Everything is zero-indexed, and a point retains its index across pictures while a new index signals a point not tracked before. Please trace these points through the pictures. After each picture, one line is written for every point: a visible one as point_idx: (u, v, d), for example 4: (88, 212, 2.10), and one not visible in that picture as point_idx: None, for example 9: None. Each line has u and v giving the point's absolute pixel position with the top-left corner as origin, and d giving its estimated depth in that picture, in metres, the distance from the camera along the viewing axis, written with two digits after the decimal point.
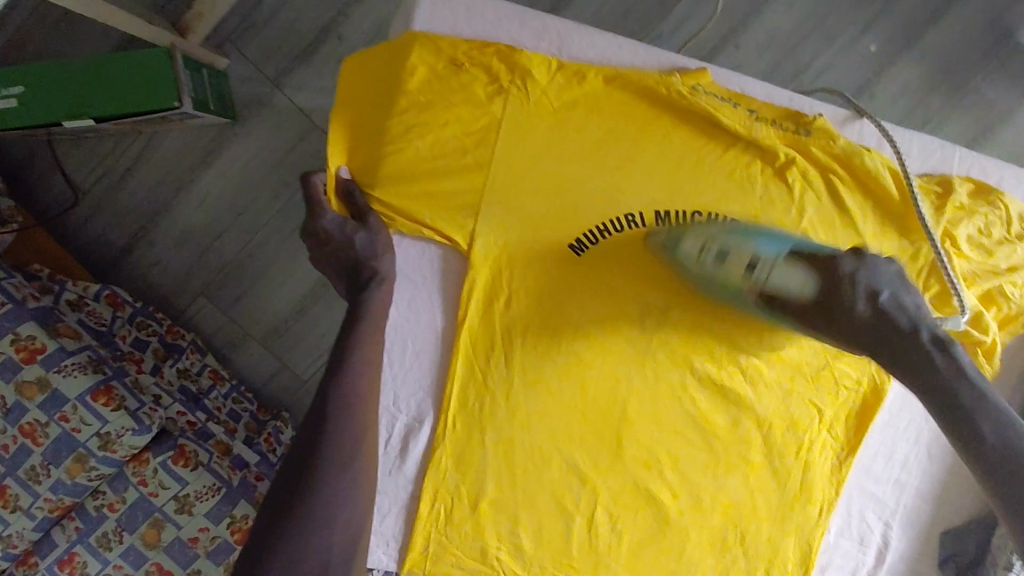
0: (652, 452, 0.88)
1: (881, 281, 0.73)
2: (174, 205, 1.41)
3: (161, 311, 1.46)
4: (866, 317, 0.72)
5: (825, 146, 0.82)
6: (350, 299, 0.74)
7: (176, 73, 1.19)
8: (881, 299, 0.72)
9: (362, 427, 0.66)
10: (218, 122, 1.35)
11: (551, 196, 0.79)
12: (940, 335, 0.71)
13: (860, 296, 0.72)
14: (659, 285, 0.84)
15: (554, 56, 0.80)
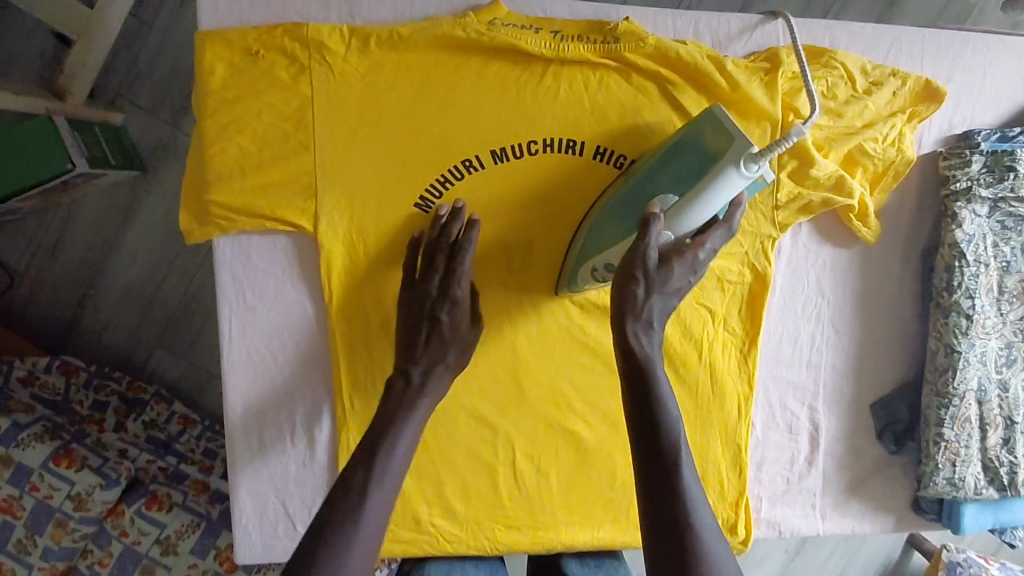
0: (556, 389, 0.89)
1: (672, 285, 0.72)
2: (110, 265, 1.39)
3: (119, 370, 1.41)
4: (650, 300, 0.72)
5: (638, 47, 0.79)
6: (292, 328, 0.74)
7: (62, 137, 1.16)
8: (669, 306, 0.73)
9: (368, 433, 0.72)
10: (128, 176, 1.33)
11: (384, 160, 0.80)
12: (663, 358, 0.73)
13: (659, 307, 0.72)
14: (516, 224, 0.84)
15: (347, 24, 0.78)
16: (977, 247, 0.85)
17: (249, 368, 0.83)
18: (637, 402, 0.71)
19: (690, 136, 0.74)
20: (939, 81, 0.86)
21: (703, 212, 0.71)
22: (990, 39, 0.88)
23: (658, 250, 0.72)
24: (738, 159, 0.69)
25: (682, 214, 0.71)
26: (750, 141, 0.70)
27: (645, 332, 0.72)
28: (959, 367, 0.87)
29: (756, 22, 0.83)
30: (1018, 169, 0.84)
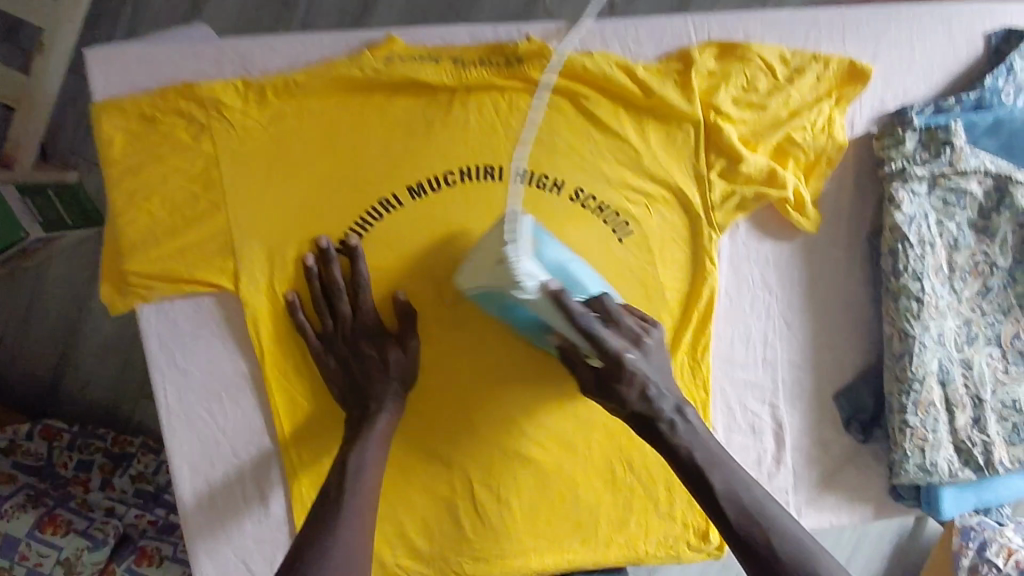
0: (507, 417, 0.87)
1: (649, 377, 0.75)
2: (81, 322, 1.36)
3: (105, 426, 1.35)
4: (632, 399, 0.76)
5: (542, 65, 0.78)
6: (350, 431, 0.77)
7: (11, 205, 1.12)
8: (649, 391, 0.75)
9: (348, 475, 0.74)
10: (89, 232, 1.30)
11: (296, 209, 0.77)
12: (682, 409, 0.76)
13: (634, 384, 0.75)
14: (444, 257, 0.80)
15: (241, 75, 0.76)
16: (919, 227, 0.81)
17: (191, 431, 0.82)
18: (738, 545, 0.71)
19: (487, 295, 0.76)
20: (864, 60, 0.83)
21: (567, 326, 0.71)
22: (917, 9, 0.85)
23: (603, 368, 0.75)
24: (520, 295, 0.68)
25: (569, 333, 0.73)
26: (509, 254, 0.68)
27: (644, 398, 0.75)
28: (916, 352, 0.84)
29: (664, 22, 0.80)
30: (954, 143, 0.80)
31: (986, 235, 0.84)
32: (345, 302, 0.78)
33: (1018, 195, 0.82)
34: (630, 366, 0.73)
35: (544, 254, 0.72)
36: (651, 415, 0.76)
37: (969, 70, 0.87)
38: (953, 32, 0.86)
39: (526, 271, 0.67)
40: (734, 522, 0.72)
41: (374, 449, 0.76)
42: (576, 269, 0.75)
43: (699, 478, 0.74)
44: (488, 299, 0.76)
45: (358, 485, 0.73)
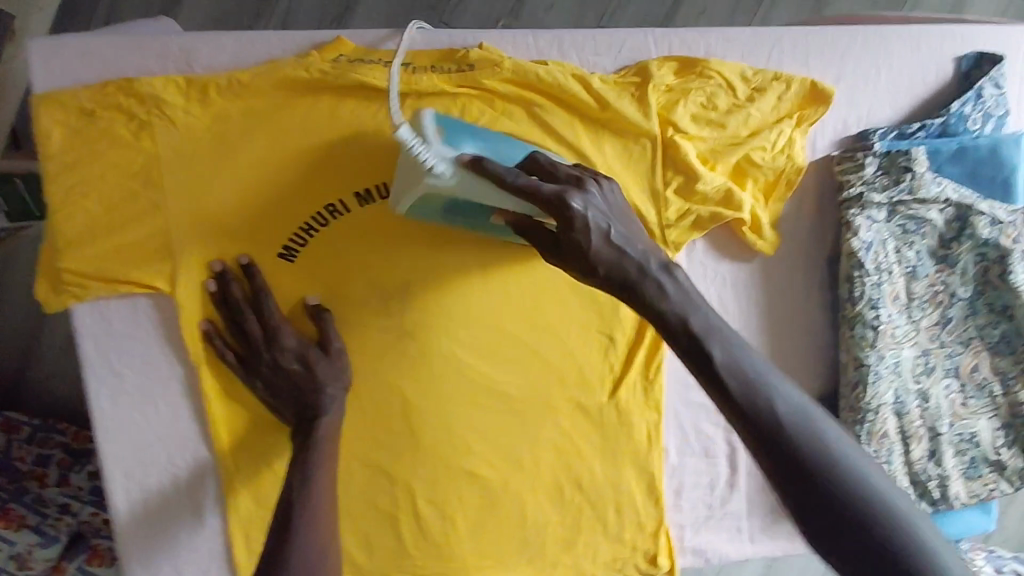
0: (452, 431, 0.84)
1: (606, 219, 0.63)
2: None
3: (66, 422, 1.24)
4: (596, 251, 0.62)
5: (494, 74, 0.75)
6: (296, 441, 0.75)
7: None
8: (612, 235, 0.62)
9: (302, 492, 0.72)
10: None
11: (238, 211, 0.75)
12: (664, 261, 0.62)
13: (595, 228, 0.62)
14: (395, 267, 0.79)
15: (184, 73, 0.74)
16: (876, 255, 0.80)
17: (125, 436, 0.80)
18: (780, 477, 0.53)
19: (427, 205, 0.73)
20: (826, 81, 0.82)
21: (488, 186, 0.63)
22: (884, 30, 0.83)
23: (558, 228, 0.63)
24: (433, 177, 0.62)
25: (501, 196, 0.64)
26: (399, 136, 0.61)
27: (613, 252, 0.62)
28: (871, 382, 0.82)
29: (624, 35, 0.79)
30: (915, 169, 0.78)
31: (946, 265, 0.82)
32: (267, 310, 0.75)
33: (979, 227, 0.80)
34: (578, 205, 0.62)
35: (458, 146, 0.65)
36: (630, 272, 0.62)
37: (937, 94, 0.84)
38: (921, 55, 0.83)
39: (431, 157, 0.61)
40: (737, 397, 0.55)
41: (324, 463, 0.74)
42: (499, 145, 0.69)
43: (692, 345, 0.58)
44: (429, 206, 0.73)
45: (313, 499, 0.72)
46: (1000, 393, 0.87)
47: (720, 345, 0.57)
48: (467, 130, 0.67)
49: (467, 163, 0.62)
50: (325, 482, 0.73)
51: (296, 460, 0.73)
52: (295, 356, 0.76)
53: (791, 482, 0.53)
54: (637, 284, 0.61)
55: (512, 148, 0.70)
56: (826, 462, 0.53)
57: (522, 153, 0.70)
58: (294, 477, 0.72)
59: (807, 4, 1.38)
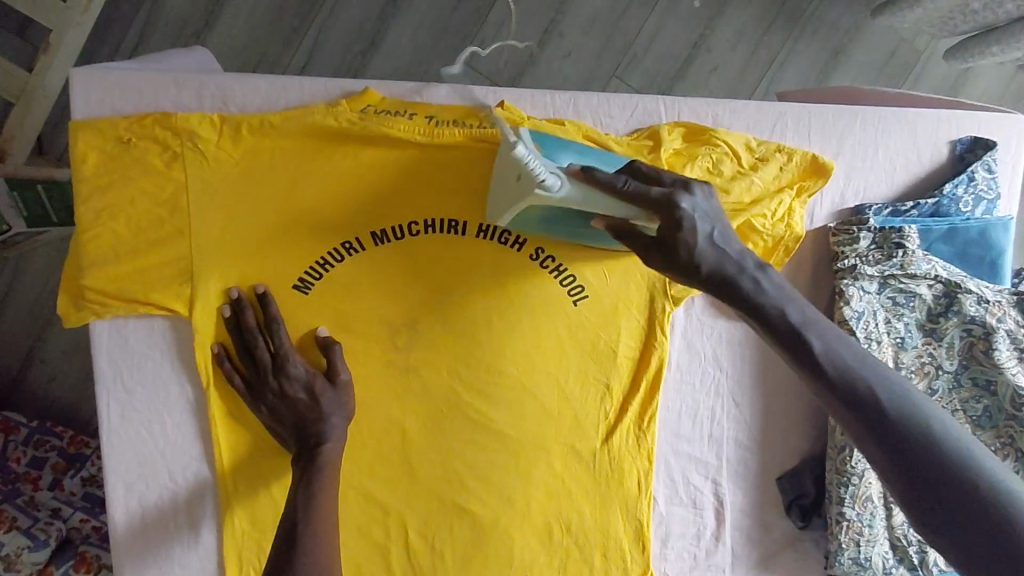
0: (449, 466, 0.87)
1: (712, 220, 0.67)
2: None
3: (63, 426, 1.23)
4: (704, 250, 0.66)
5: (513, 129, 0.78)
6: (298, 467, 0.77)
7: None
8: (715, 236, 0.67)
9: (306, 516, 0.74)
10: None
11: (260, 242, 0.79)
12: (759, 260, 0.68)
13: (705, 227, 0.66)
14: (405, 305, 0.83)
15: (220, 111, 0.78)
16: (867, 323, 0.83)
17: (130, 450, 0.82)
18: (904, 467, 0.61)
19: (529, 217, 0.76)
20: (825, 156, 0.86)
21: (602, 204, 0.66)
22: (884, 112, 0.87)
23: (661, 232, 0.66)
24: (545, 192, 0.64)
25: (609, 208, 0.66)
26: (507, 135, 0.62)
27: (714, 248, 0.67)
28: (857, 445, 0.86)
29: (637, 100, 0.83)
30: (907, 246, 0.82)
31: (933, 337, 0.85)
32: (281, 340, 0.78)
33: (966, 304, 0.83)
34: (689, 201, 0.66)
35: (557, 158, 0.72)
36: (729, 271, 0.67)
37: (932, 174, 0.88)
38: (918, 136, 0.88)
39: (542, 167, 0.63)
40: (838, 384, 0.65)
41: (329, 486, 0.76)
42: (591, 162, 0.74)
43: (794, 338, 0.67)
44: (524, 223, 0.77)
45: (314, 523, 0.74)
46: None
47: (836, 351, 0.65)
48: (560, 143, 0.73)
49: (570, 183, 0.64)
50: (325, 507, 0.75)
51: (298, 482, 0.75)
52: (302, 386, 0.78)
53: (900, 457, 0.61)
54: (737, 283, 0.67)
55: (612, 157, 0.76)
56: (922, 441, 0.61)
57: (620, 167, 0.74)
58: (296, 496, 0.74)
59: (812, 69, 1.44)
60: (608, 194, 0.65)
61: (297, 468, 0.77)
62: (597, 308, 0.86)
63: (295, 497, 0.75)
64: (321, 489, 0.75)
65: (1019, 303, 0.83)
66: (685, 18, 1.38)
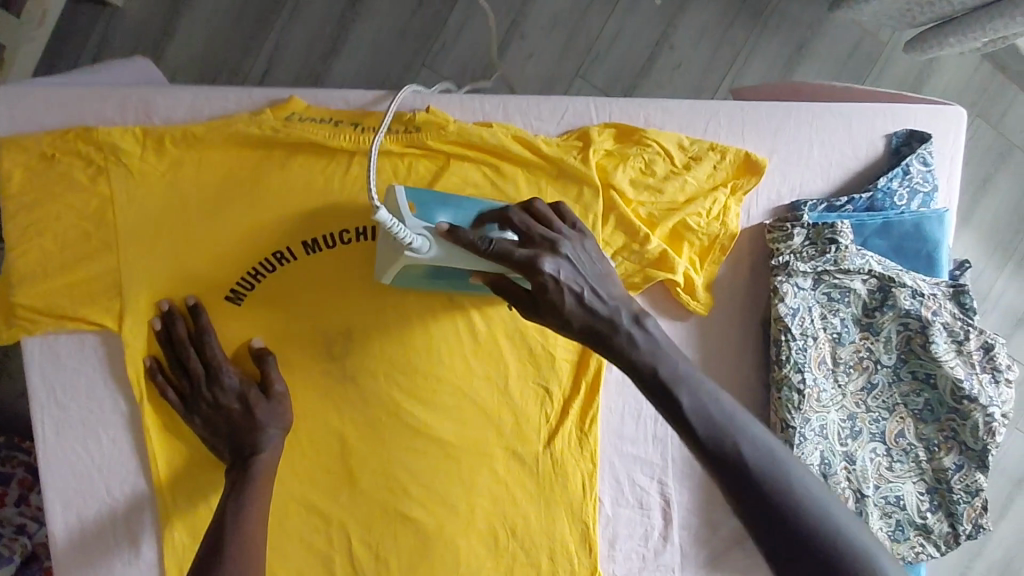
0: (391, 474, 0.87)
1: (583, 278, 0.68)
2: None
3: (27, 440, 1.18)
4: (572, 308, 0.68)
5: (440, 135, 0.78)
6: (230, 476, 0.77)
7: None
8: (586, 296, 0.68)
9: (236, 524, 0.73)
10: None
11: (189, 255, 0.78)
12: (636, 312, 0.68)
13: (569, 285, 0.68)
14: (339, 313, 0.82)
15: (144, 124, 0.78)
16: (803, 320, 0.83)
17: (66, 466, 0.82)
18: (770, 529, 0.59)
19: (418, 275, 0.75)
20: (759, 153, 0.86)
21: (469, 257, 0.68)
22: (817, 108, 0.87)
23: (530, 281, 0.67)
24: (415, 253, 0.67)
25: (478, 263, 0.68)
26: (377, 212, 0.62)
27: (584, 303, 0.68)
28: (796, 442, 0.83)
29: (567, 102, 0.83)
30: (840, 241, 0.81)
31: (870, 332, 0.85)
32: (213, 350, 0.78)
33: (900, 298, 0.83)
34: (551, 260, 0.67)
35: (433, 218, 0.72)
36: (602, 329, 0.68)
37: (869, 168, 0.88)
38: (853, 131, 0.87)
39: (410, 235, 0.66)
40: (705, 440, 0.63)
41: (260, 495, 0.76)
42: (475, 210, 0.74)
43: (664, 392, 0.65)
44: (412, 279, 0.76)
45: (243, 532, 0.73)
46: (925, 459, 0.88)
47: (708, 404, 0.64)
48: (440, 200, 0.73)
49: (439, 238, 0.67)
50: (259, 518, 0.75)
51: (233, 492, 0.75)
52: (236, 395, 0.78)
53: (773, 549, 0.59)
54: (609, 340, 0.67)
55: (487, 209, 0.74)
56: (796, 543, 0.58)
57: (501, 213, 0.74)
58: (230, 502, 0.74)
59: (775, 64, 1.43)
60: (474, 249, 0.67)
61: (229, 478, 0.77)
62: None
63: (225, 505, 0.74)
64: (251, 499, 0.75)
65: (954, 295, 0.84)
66: (644, 17, 1.38)
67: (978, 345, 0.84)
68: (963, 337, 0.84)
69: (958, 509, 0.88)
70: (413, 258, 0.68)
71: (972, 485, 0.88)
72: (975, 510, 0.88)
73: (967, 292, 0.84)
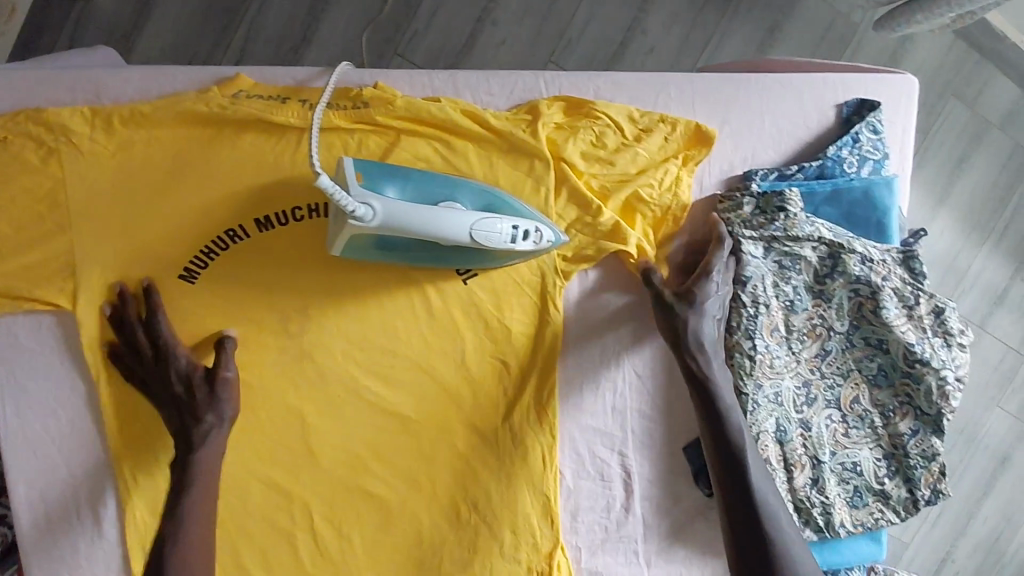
0: (351, 451, 0.87)
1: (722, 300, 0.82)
2: None
3: None
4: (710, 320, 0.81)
5: (388, 110, 0.79)
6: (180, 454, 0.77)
7: None
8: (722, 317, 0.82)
9: (182, 506, 0.74)
10: None
11: (144, 234, 0.79)
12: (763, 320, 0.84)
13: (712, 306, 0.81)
14: (296, 291, 0.83)
15: (93, 103, 0.79)
16: (755, 287, 0.83)
17: (26, 446, 0.83)
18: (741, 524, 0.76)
19: (370, 244, 0.76)
20: (710, 125, 0.86)
21: (421, 222, 0.69)
22: (767, 78, 0.88)
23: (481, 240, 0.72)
24: (358, 220, 0.68)
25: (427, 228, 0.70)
26: (319, 176, 0.63)
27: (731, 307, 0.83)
28: (749, 409, 0.85)
29: (516, 76, 0.84)
30: (789, 209, 0.83)
31: (822, 300, 0.86)
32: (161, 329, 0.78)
33: (850, 264, 0.83)
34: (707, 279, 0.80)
35: (381, 189, 0.73)
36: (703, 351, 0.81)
37: (821, 138, 0.89)
38: (804, 101, 0.88)
39: (352, 202, 0.66)
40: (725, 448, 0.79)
41: (211, 471, 0.77)
42: (421, 182, 0.75)
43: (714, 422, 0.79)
44: (364, 250, 0.76)
45: (193, 509, 0.75)
46: (881, 425, 0.89)
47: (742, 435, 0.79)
48: (388, 171, 0.75)
49: (381, 207, 0.68)
50: (206, 502, 0.76)
51: (177, 482, 0.76)
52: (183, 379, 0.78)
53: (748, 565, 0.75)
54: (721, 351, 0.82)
55: (435, 179, 0.76)
56: (776, 568, 0.74)
57: (448, 185, 0.76)
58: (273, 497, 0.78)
59: (749, 45, 1.42)
60: (420, 214, 0.69)
61: (180, 456, 0.77)
62: (488, 285, 0.86)
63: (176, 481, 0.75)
64: (203, 475, 0.76)
65: (905, 261, 0.85)
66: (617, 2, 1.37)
67: (929, 310, 0.86)
68: (913, 302, 0.85)
69: (916, 474, 0.89)
70: (357, 227, 0.69)
71: (929, 450, 0.89)
72: (932, 475, 0.89)
73: (917, 258, 0.85)
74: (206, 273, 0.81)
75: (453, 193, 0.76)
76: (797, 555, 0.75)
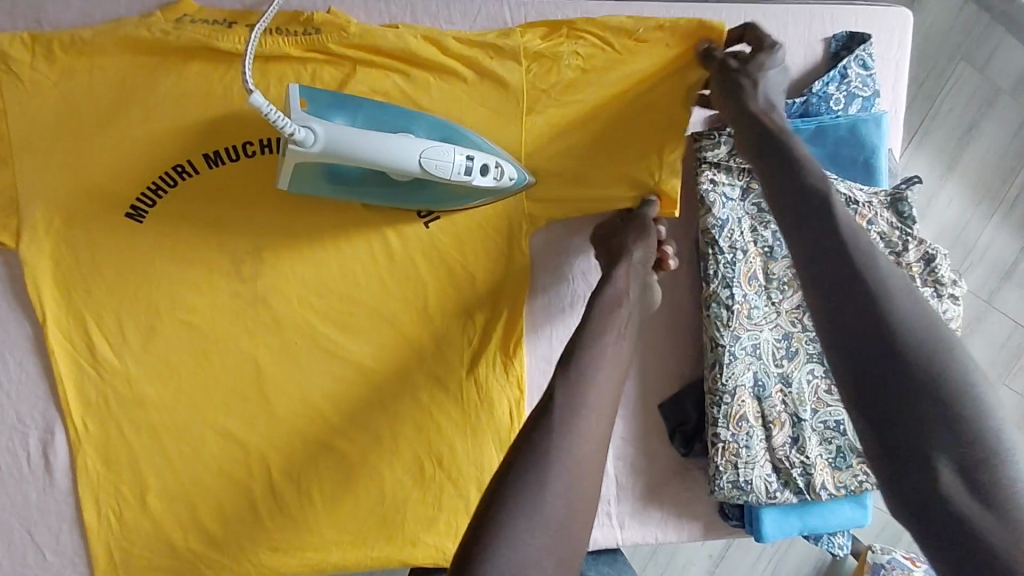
0: (308, 401, 0.83)
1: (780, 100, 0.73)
2: None
3: None
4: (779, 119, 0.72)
5: (340, 38, 0.74)
6: None
7: None
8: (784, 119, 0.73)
9: None
10: None
11: (89, 167, 0.76)
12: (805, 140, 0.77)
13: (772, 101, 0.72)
14: (249, 232, 0.79)
15: (33, 30, 0.76)
16: (732, 232, 0.82)
17: None
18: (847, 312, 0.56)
19: (319, 176, 0.72)
20: None
21: (366, 149, 0.66)
22: (747, 8, 0.83)
23: (433, 172, 0.68)
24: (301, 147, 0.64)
25: (373, 156, 0.66)
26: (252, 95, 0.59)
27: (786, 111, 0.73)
28: (726, 361, 0.82)
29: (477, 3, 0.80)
30: None
31: None
32: None
33: None
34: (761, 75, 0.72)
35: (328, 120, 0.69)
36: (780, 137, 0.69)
37: (807, 74, 0.84)
38: (788, 34, 0.83)
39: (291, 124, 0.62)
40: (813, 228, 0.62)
41: None
42: (374, 115, 0.72)
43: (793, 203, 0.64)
44: (315, 183, 0.73)
45: None
46: None
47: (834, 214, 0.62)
48: (338, 104, 0.72)
49: (323, 131, 0.64)
50: None
51: None
52: None
53: (873, 402, 0.53)
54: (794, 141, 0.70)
55: (390, 111, 0.73)
56: (906, 367, 0.53)
57: (403, 117, 0.73)
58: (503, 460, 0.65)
59: None
60: (365, 141, 0.65)
61: None
62: (450, 229, 0.82)
63: None
64: None
65: (892, 204, 0.80)
66: None
67: (918, 258, 0.80)
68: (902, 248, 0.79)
69: None
70: (298, 153, 0.65)
71: None
72: None
73: (905, 201, 0.79)
74: (155, 211, 0.78)
75: (407, 126, 0.73)
76: (939, 355, 0.53)
